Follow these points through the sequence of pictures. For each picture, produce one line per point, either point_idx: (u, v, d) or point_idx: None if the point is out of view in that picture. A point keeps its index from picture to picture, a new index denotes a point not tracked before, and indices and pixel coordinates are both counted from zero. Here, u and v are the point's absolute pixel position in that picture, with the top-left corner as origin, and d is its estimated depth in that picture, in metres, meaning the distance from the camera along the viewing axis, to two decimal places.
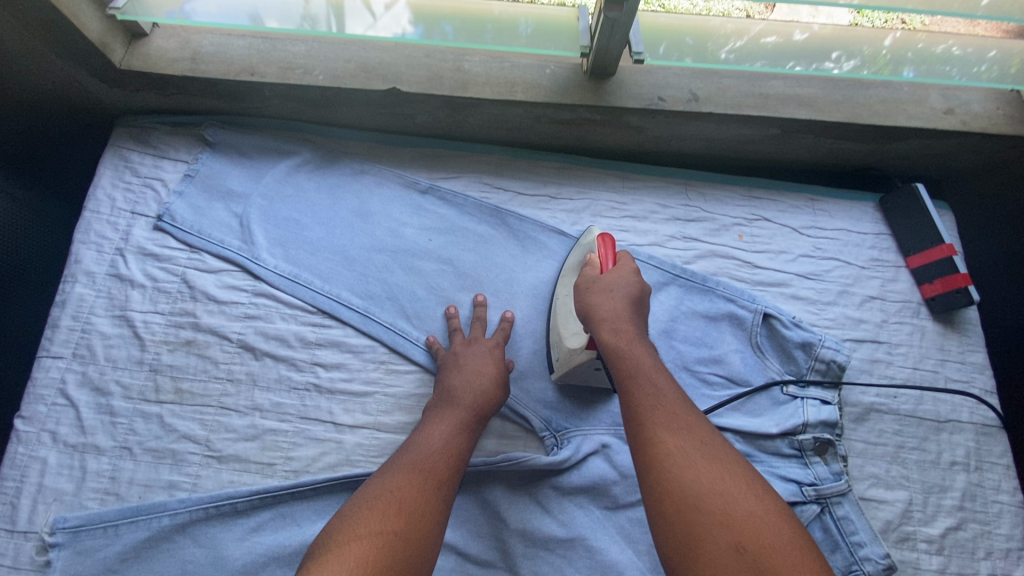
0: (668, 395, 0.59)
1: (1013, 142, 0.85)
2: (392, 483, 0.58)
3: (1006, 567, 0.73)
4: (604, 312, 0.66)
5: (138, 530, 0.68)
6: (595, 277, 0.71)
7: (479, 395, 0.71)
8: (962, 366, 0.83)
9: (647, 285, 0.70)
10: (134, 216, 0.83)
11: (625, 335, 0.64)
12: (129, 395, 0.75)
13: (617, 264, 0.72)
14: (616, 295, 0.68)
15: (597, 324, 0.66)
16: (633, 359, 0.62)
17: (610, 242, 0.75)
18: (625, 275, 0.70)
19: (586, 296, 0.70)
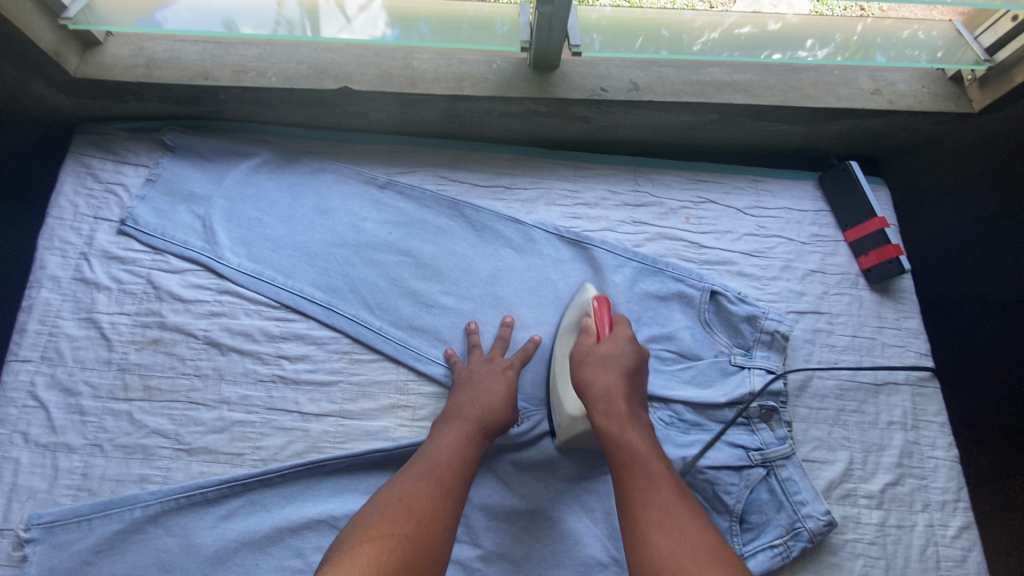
0: (659, 483, 0.62)
1: (938, 118, 0.91)
2: (402, 490, 0.63)
3: (942, 517, 0.78)
4: (599, 388, 0.69)
5: (112, 522, 0.70)
6: (590, 350, 0.74)
7: (488, 412, 0.73)
8: (898, 332, 0.88)
9: (641, 355, 0.73)
10: (98, 221, 0.85)
11: (617, 417, 0.67)
12: (99, 394, 0.77)
13: (612, 334, 0.74)
14: (611, 370, 0.70)
15: (594, 402, 0.69)
16: (626, 441, 0.65)
17: (606, 305, 0.78)
18: (621, 349, 0.72)
19: (583, 370, 0.72)
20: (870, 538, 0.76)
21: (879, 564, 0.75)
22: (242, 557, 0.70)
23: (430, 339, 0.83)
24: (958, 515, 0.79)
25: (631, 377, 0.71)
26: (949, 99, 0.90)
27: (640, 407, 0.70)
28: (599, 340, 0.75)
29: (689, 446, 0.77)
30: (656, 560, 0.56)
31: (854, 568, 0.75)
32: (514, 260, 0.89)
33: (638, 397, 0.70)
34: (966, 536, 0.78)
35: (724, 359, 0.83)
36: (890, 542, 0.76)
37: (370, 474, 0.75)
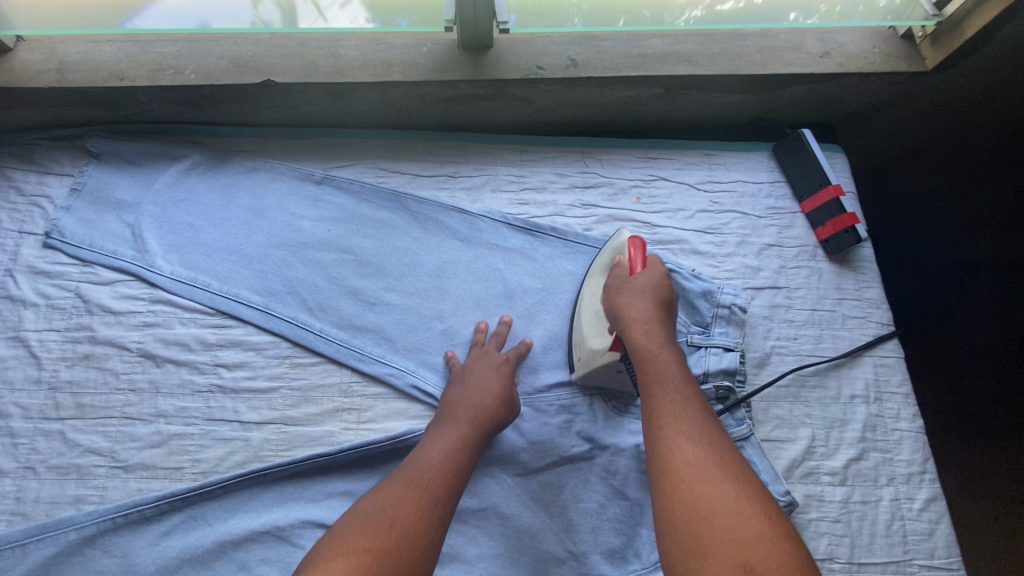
0: (686, 400, 0.62)
1: (893, 79, 0.88)
2: (388, 497, 0.60)
3: (908, 491, 0.76)
4: (634, 310, 0.70)
5: (47, 546, 0.68)
6: (624, 281, 0.74)
7: (480, 413, 0.70)
8: (859, 302, 0.85)
9: (673, 289, 0.74)
10: (22, 236, 0.81)
11: (653, 336, 0.68)
12: (29, 415, 0.74)
13: (647, 268, 0.75)
14: (647, 297, 0.71)
15: (627, 323, 0.70)
16: (654, 358, 0.66)
17: (640, 244, 0.77)
18: (654, 278, 0.73)
19: (616, 298, 0.73)
20: (834, 516, 0.74)
21: (843, 541, 0.73)
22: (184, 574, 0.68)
23: (374, 338, 0.80)
24: (925, 488, 0.77)
25: (666, 305, 0.72)
26: (900, 58, 0.86)
27: (672, 333, 0.70)
28: (634, 273, 0.75)
29: None
30: (677, 461, 0.57)
31: (818, 547, 0.73)
32: (460, 252, 0.86)
33: (671, 326, 0.71)
34: (933, 508, 0.76)
35: (682, 339, 0.80)
36: (854, 520, 0.74)
37: (313, 481, 0.73)
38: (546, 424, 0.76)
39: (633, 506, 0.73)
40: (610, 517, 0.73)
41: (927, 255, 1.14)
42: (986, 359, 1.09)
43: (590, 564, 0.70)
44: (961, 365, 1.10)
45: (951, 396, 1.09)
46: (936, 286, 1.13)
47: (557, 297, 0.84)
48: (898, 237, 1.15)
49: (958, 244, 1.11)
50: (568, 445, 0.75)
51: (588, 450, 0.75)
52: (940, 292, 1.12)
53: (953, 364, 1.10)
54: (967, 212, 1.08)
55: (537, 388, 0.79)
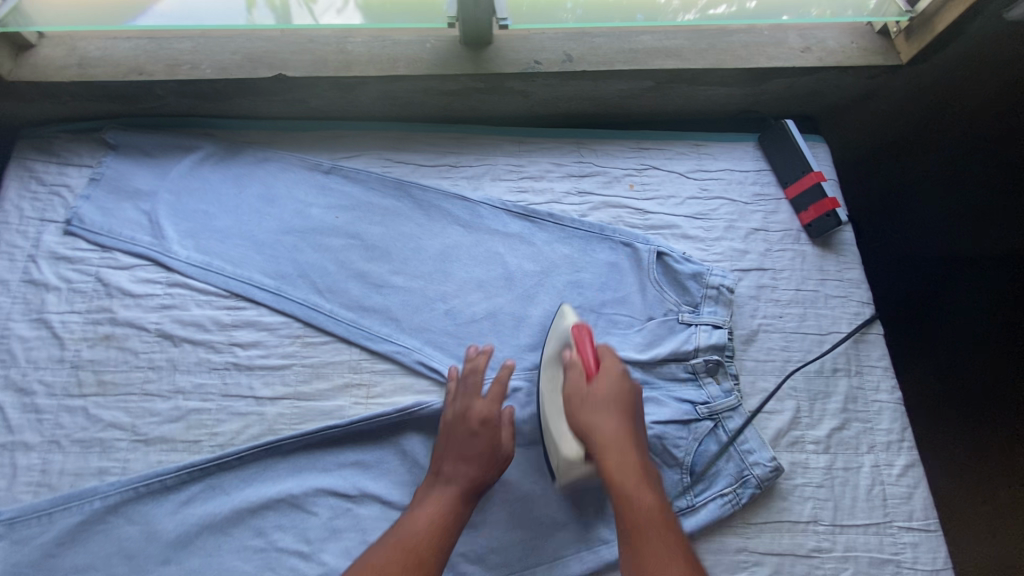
0: (667, 537, 0.64)
1: (871, 73, 0.93)
2: (379, 558, 0.63)
3: (887, 457, 0.81)
4: (607, 438, 0.68)
5: (72, 514, 0.72)
6: (588, 394, 0.71)
7: (468, 470, 0.70)
8: (840, 283, 0.90)
9: (633, 384, 0.74)
10: (44, 223, 0.85)
11: (629, 470, 0.67)
12: (53, 392, 0.78)
13: (603, 372, 0.73)
14: (615, 416, 0.70)
15: (602, 452, 0.68)
16: (632, 498, 0.66)
17: (588, 336, 0.75)
18: (616, 389, 0.72)
19: (583, 414, 0.70)
20: (818, 481, 0.79)
21: (827, 505, 0.78)
22: (204, 539, 0.72)
23: (382, 318, 0.84)
24: (903, 454, 0.81)
25: (631, 420, 0.71)
26: (877, 53, 0.92)
27: (643, 453, 0.70)
28: (591, 378, 0.72)
29: None
30: None
31: (803, 511, 0.78)
32: (462, 237, 0.90)
33: (640, 441, 0.71)
34: (911, 474, 0.81)
35: (673, 317, 0.84)
36: (836, 485, 0.79)
37: (325, 452, 0.77)
38: None
39: None
40: None
41: (914, 249, 1.21)
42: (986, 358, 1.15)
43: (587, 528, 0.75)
44: (942, 351, 1.18)
45: (936, 382, 1.18)
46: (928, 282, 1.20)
47: (556, 280, 0.88)
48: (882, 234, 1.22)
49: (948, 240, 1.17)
50: None
51: None
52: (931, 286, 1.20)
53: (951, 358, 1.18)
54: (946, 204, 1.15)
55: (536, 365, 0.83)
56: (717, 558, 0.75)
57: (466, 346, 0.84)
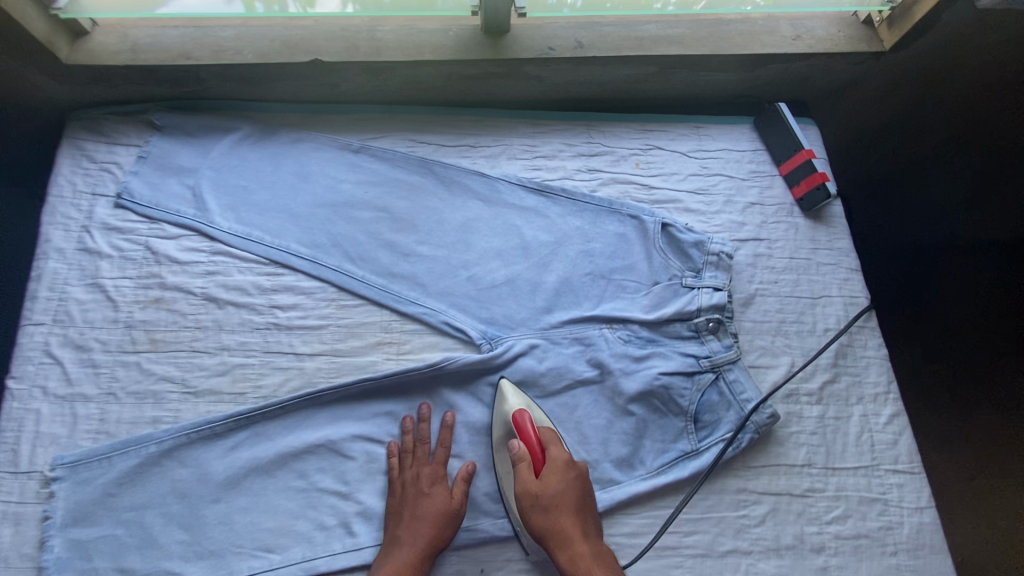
0: None
1: (857, 58, 1.01)
2: None
3: (875, 408, 0.89)
4: (559, 533, 0.74)
5: (130, 458, 0.79)
6: (538, 491, 0.76)
7: (427, 530, 0.75)
8: (831, 251, 0.98)
9: (583, 473, 0.78)
10: (95, 197, 0.92)
11: (582, 558, 0.73)
12: (108, 349, 0.84)
13: (549, 464, 0.78)
14: (564, 511, 0.75)
15: (556, 549, 0.73)
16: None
17: (529, 428, 0.80)
18: (563, 484, 0.76)
19: (532, 514, 0.75)
20: (811, 429, 0.87)
21: (820, 450, 0.86)
22: (251, 481, 0.79)
23: (409, 283, 0.91)
24: (889, 405, 0.89)
25: (583, 511, 0.76)
26: (865, 41, 1.00)
27: (597, 541, 0.75)
28: (539, 474, 0.77)
29: (644, 357, 0.87)
30: None
31: (798, 455, 0.85)
32: (482, 211, 0.97)
33: (594, 527, 0.76)
34: (897, 422, 0.88)
35: (677, 281, 0.91)
36: (828, 432, 0.87)
37: (360, 403, 0.84)
38: (561, 354, 0.88)
39: (638, 421, 0.84)
40: (619, 431, 0.84)
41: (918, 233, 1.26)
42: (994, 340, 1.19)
43: (601, 470, 0.83)
44: (939, 333, 1.23)
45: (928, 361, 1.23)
46: (933, 265, 1.25)
47: (569, 248, 0.95)
48: (878, 221, 1.30)
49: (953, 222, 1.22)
50: (580, 370, 0.87)
51: (598, 375, 0.86)
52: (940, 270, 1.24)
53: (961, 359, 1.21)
54: (940, 192, 1.21)
55: (552, 325, 0.90)
56: (719, 496, 0.83)
57: (487, 308, 0.91)
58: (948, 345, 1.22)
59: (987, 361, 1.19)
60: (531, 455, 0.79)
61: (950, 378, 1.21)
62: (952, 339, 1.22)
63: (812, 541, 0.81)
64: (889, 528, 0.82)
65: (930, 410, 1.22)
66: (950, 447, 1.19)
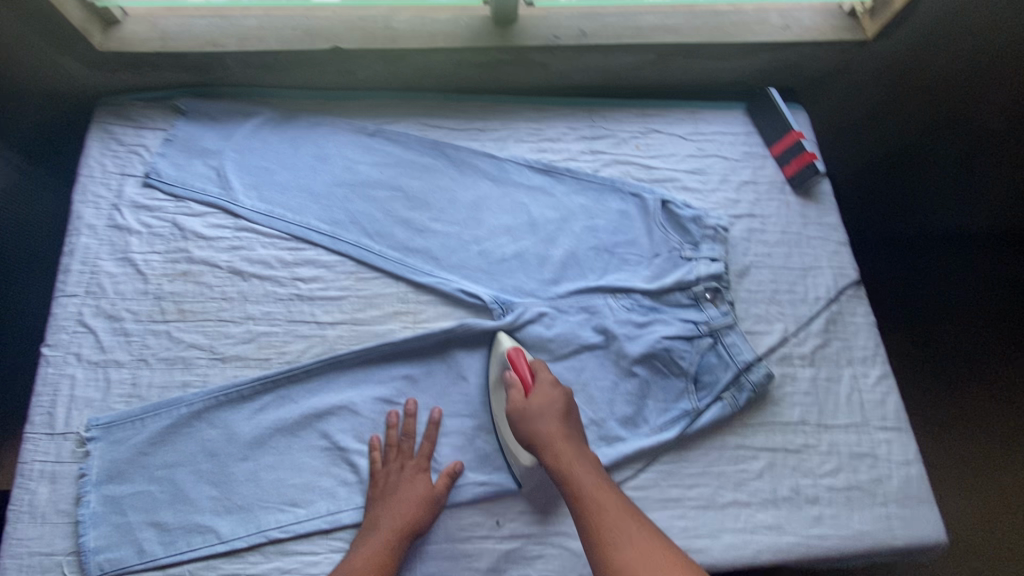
0: (609, 502, 0.72)
1: (842, 48, 1.08)
2: None
3: (864, 369, 0.94)
4: (545, 437, 0.77)
5: (162, 419, 0.83)
6: (526, 404, 0.80)
7: (403, 517, 0.78)
8: (820, 226, 1.04)
9: (568, 391, 0.82)
10: (124, 177, 0.97)
11: (565, 456, 0.76)
12: (139, 318, 0.89)
13: (538, 383, 0.82)
14: (550, 418, 0.78)
15: (542, 451, 0.77)
16: (572, 479, 0.74)
17: (521, 357, 0.84)
18: (549, 395, 0.80)
19: (521, 424, 0.79)
20: (805, 389, 0.92)
21: (814, 409, 0.91)
22: (277, 440, 0.83)
23: (424, 256, 0.97)
24: (877, 367, 0.95)
25: (567, 418, 0.79)
26: (850, 31, 1.07)
27: (580, 443, 0.78)
28: (528, 393, 0.81)
29: (646, 323, 0.92)
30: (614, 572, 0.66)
31: (793, 414, 0.91)
32: (491, 189, 1.03)
33: (578, 434, 0.79)
34: (884, 382, 0.94)
35: (676, 253, 0.97)
36: (821, 392, 0.92)
37: (380, 367, 0.89)
38: (568, 321, 0.93)
39: (642, 382, 0.90)
40: (624, 391, 0.89)
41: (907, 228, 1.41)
42: (981, 328, 1.36)
43: (608, 428, 0.88)
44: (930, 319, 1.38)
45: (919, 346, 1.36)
46: (918, 253, 1.41)
47: (574, 224, 1.01)
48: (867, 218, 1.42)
49: (940, 218, 1.37)
50: (587, 336, 0.92)
51: (603, 340, 0.92)
52: (923, 257, 1.41)
53: (947, 348, 1.36)
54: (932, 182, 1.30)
55: (560, 294, 0.95)
56: (719, 452, 0.88)
57: (498, 280, 0.96)
58: (937, 333, 1.37)
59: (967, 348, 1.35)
60: (521, 379, 0.82)
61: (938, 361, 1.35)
62: (940, 321, 1.38)
63: (807, 493, 0.86)
64: (879, 479, 0.88)
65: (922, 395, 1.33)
66: (938, 432, 1.29)
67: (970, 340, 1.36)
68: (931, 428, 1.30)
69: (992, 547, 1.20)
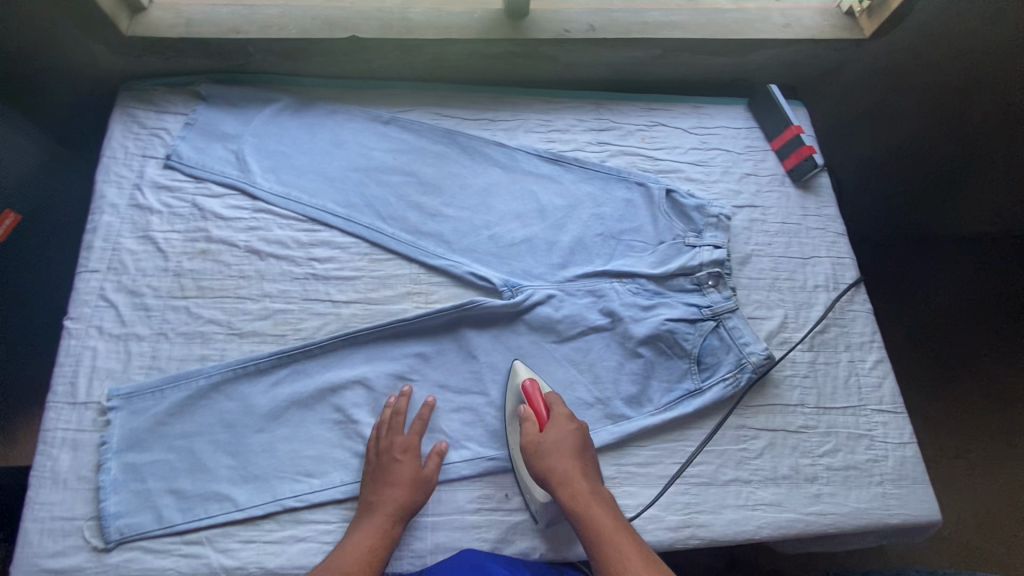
0: (626, 546, 0.74)
1: (838, 45, 1.13)
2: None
3: (861, 355, 0.98)
4: (563, 477, 0.79)
5: (180, 390, 0.85)
6: (542, 442, 0.81)
7: (396, 498, 0.79)
8: (819, 218, 1.07)
9: (583, 427, 0.84)
10: (146, 158, 1.00)
11: (583, 498, 0.78)
12: (159, 294, 0.91)
13: (554, 420, 0.84)
14: (567, 458, 0.80)
15: (559, 491, 0.78)
16: (595, 524, 0.75)
17: (536, 392, 0.86)
18: (566, 434, 0.82)
19: (538, 462, 0.81)
20: (804, 373, 0.95)
21: (812, 391, 0.94)
22: (292, 412, 0.86)
23: (436, 240, 1.00)
24: (873, 352, 0.98)
25: (583, 458, 0.81)
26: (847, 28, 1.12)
27: (595, 483, 0.80)
28: (544, 429, 0.83)
29: (651, 306, 0.95)
30: None
31: (792, 396, 0.93)
32: (502, 177, 1.06)
33: (593, 473, 0.81)
34: (881, 367, 0.97)
35: (680, 240, 1.00)
36: (820, 375, 0.95)
37: (392, 345, 0.92)
38: (576, 304, 0.95)
39: (647, 362, 0.93)
40: (629, 371, 0.92)
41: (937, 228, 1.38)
42: (984, 325, 1.36)
43: (613, 407, 0.90)
44: (930, 317, 1.42)
45: (918, 347, 1.41)
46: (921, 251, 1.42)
47: (581, 211, 1.04)
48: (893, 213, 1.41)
49: (945, 218, 1.34)
50: (593, 318, 0.95)
51: (609, 323, 0.94)
52: (925, 254, 1.42)
53: (948, 351, 1.38)
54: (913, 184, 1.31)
55: (567, 279, 0.98)
56: (722, 431, 0.90)
57: (508, 264, 0.99)
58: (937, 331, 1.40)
59: (968, 346, 1.37)
60: (536, 413, 0.84)
61: (938, 361, 1.39)
62: (941, 320, 1.41)
63: (806, 472, 0.89)
64: (875, 460, 0.91)
65: (919, 395, 1.38)
66: (930, 427, 1.35)
67: (968, 337, 1.37)
68: (921, 428, 1.35)
69: (989, 549, 1.21)
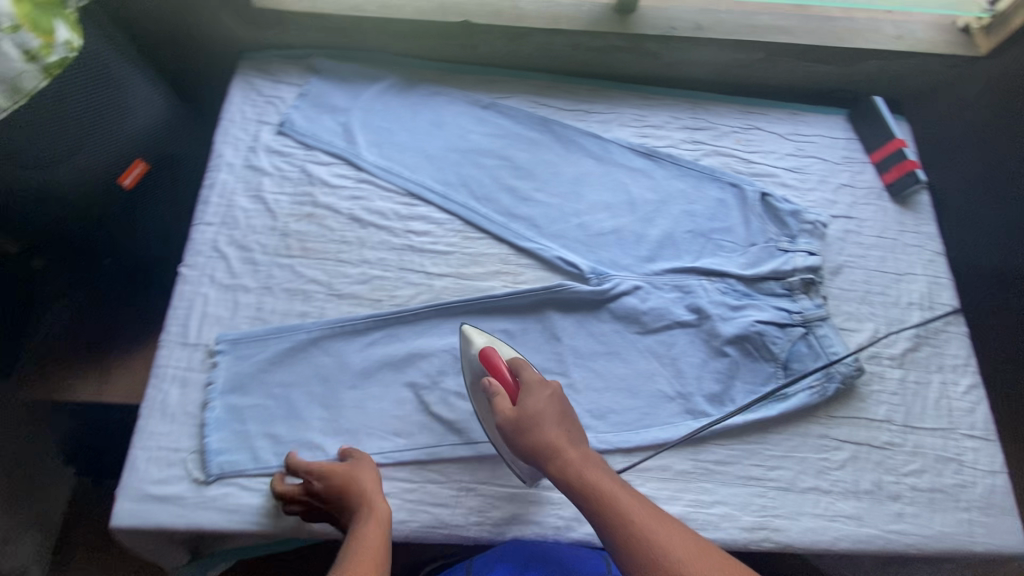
0: (629, 501, 0.72)
1: (951, 61, 1.14)
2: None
3: (954, 377, 0.95)
4: (552, 442, 0.77)
5: (283, 341, 0.90)
6: (524, 411, 0.78)
7: (359, 493, 0.77)
8: (917, 234, 1.05)
9: (556, 388, 0.82)
10: (261, 123, 1.06)
11: (574, 462, 0.76)
12: (267, 251, 0.97)
13: (527, 387, 0.81)
14: (550, 422, 0.78)
15: (550, 457, 0.76)
16: (595, 486, 0.74)
17: (496, 363, 0.83)
18: (544, 399, 0.80)
19: (521, 430, 0.78)
20: (892, 389, 0.93)
21: (900, 409, 0.92)
22: (384, 373, 0.90)
23: (527, 223, 1.02)
24: (967, 376, 0.95)
25: (564, 423, 0.79)
26: (962, 44, 1.13)
27: (580, 446, 0.79)
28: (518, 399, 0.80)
29: (739, 305, 0.95)
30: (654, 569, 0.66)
31: (878, 411, 0.91)
32: (594, 167, 1.07)
33: (576, 438, 0.79)
34: (975, 392, 0.94)
35: (772, 244, 1.00)
36: (909, 394, 0.93)
37: (480, 319, 0.94)
38: (662, 297, 0.96)
39: (731, 361, 0.92)
40: (713, 369, 0.92)
41: None
42: None
43: (694, 402, 0.90)
44: None
45: None
46: None
47: (672, 207, 1.04)
48: None
49: None
50: (679, 313, 0.95)
51: (695, 319, 0.94)
52: None
53: None
54: None
55: (654, 272, 0.98)
56: (803, 438, 0.89)
57: (597, 253, 1.00)
58: None
59: None
60: (505, 385, 0.81)
61: None
62: None
63: (889, 489, 0.87)
64: (963, 485, 0.88)
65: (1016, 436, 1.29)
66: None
67: None
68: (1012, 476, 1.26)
69: None
